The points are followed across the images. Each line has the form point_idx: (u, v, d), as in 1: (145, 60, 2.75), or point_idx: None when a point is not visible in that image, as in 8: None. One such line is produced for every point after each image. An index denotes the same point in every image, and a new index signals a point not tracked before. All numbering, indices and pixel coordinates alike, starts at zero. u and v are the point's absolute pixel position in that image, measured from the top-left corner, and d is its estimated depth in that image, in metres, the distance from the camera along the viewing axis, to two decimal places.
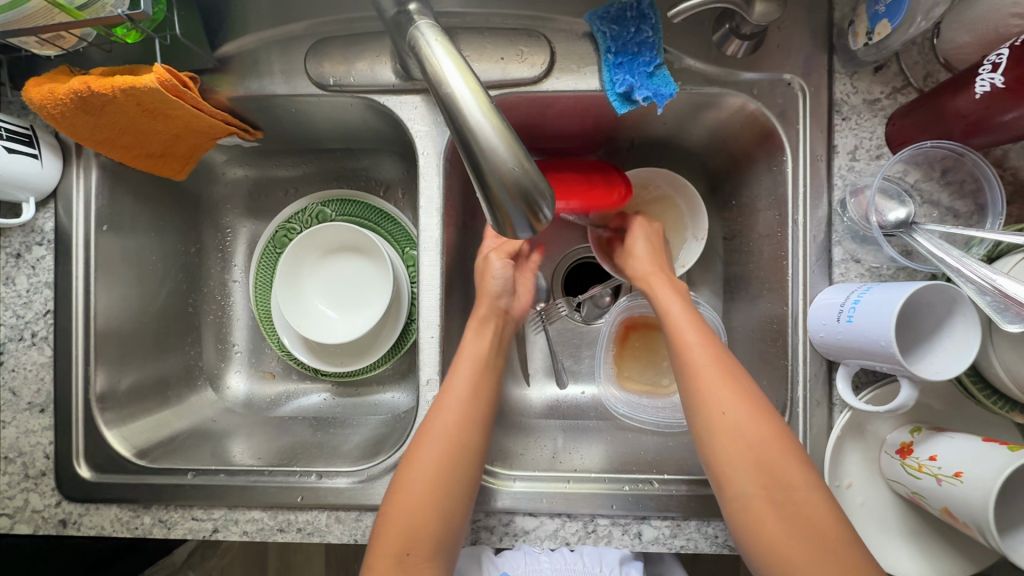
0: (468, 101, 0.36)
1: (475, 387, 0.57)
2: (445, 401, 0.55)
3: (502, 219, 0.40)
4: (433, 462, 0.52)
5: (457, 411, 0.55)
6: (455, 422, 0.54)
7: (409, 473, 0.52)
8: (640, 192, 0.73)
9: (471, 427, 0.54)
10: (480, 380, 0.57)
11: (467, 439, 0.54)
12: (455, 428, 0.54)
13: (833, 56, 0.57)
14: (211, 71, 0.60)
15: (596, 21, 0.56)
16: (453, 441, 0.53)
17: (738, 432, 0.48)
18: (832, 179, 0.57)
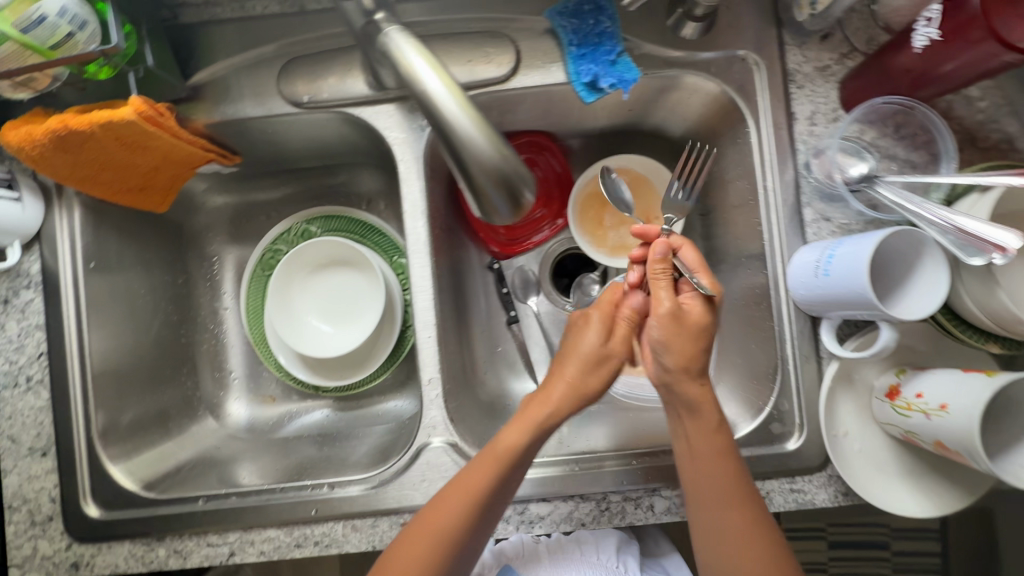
0: (443, 97, 0.38)
1: (501, 480, 0.54)
2: (451, 489, 0.54)
3: (485, 208, 0.42)
4: (423, 563, 0.52)
5: (454, 506, 0.53)
6: (450, 519, 0.53)
7: (396, 561, 0.53)
8: (624, 176, 0.75)
9: (468, 524, 0.53)
10: (490, 476, 0.53)
11: (459, 537, 0.53)
12: (450, 534, 0.53)
13: (782, 30, 0.61)
14: (186, 99, 0.61)
15: (556, 17, 0.59)
16: (444, 548, 0.52)
17: (712, 514, 0.53)
18: (795, 144, 0.60)
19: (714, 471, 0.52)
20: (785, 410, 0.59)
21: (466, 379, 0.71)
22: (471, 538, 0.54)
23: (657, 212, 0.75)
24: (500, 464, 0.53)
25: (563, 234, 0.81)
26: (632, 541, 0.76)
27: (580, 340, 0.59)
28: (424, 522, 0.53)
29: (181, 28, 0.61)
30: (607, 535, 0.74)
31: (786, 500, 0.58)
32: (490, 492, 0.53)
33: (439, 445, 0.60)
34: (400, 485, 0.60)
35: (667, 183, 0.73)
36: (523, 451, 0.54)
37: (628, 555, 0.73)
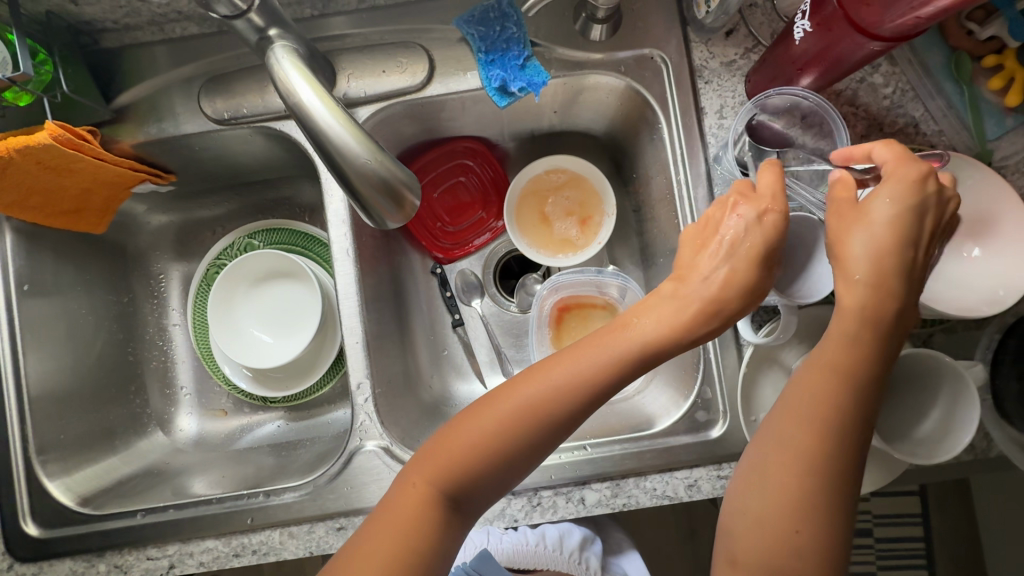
0: (316, 106, 0.39)
1: (589, 383, 0.46)
2: (517, 387, 0.47)
3: (372, 213, 0.43)
4: (471, 452, 0.46)
5: (511, 407, 0.46)
6: (505, 422, 0.46)
7: (449, 437, 0.47)
8: (550, 178, 0.76)
9: (523, 440, 0.46)
10: (567, 391, 0.45)
11: (506, 453, 0.46)
12: (510, 427, 0.46)
13: (687, 28, 0.62)
14: (109, 122, 0.63)
15: (463, 26, 0.61)
16: (505, 439, 0.46)
17: (787, 460, 0.41)
18: (705, 137, 0.61)
19: (833, 397, 0.42)
20: (709, 398, 0.60)
21: (407, 383, 0.72)
22: (514, 462, 0.46)
23: (593, 209, 0.76)
24: (581, 382, 0.46)
25: (502, 236, 0.82)
26: (598, 539, 0.76)
27: (728, 234, 0.47)
28: (475, 416, 0.47)
29: (102, 53, 0.62)
30: (570, 530, 0.74)
31: (714, 487, 0.59)
32: (591, 381, 0.46)
33: (372, 448, 0.61)
34: (334, 490, 0.60)
35: (600, 181, 0.75)
36: (660, 348, 0.46)
37: (589, 551, 0.73)
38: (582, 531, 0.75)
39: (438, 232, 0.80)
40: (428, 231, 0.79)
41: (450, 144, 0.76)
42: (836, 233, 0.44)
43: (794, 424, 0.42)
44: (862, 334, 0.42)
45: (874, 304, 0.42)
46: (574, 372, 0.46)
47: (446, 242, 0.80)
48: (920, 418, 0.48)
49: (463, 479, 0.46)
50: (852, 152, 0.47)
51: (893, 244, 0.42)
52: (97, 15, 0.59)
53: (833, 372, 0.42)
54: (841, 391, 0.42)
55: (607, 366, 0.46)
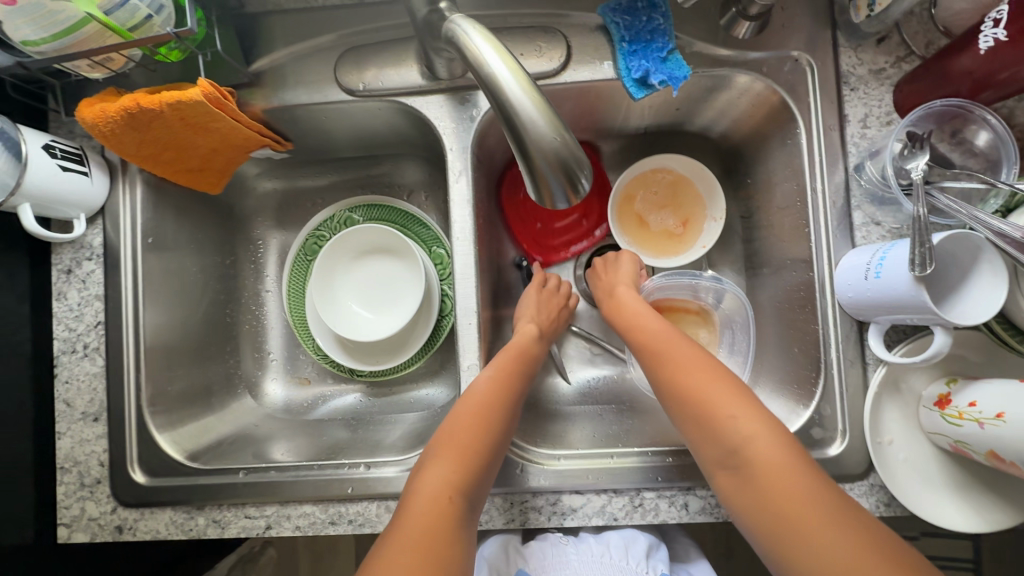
0: (508, 80, 0.39)
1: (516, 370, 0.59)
2: (473, 394, 0.56)
3: (542, 191, 0.42)
4: (464, 441, 0.52)
5: (481, 403, 0.55)
6: (479, 417, 0.54)
7: (439, 447, 0.53)
8: (639, 185, 0.74)
9: (488, 428, 0.54)
10: (508, 380, 0.58)
11: (483, 438, 0.53)
12: (484, 404, 0.55)
13: (836, 32, 0.60)
14: (247, 85, 0.64)
15: (609, 13, 0.59)
16: (475, 420, 0.54)
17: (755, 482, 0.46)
18: (847, 147, 0.59)
19: (731, 388, 0.50)
20: (827, 415, 0.58)
21: None
22: (493, 449, 0.54)
23: (698, 212, 0.74)
24: (502, 378, 0.58)
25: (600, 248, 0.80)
26: (662, 545, 0.73)
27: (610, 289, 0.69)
28: (449, 429, 0.54)
29: (246, 16, 0.63)
30: (635, 539, 0.70)
31: None
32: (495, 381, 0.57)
33: None
34: None
35: (709, 182, 0.72)
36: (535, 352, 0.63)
37: (655, 558, 0.70)
38: (648, 538, 0.71)
39: (539, 234, 0.79)
40: (529, 232, 0.79)
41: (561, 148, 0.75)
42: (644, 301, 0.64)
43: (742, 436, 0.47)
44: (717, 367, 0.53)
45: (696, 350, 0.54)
46: (506, 368, 0.59)
47: (546, 245, 0.80)
48: None
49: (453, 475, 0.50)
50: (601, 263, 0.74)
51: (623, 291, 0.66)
52: None
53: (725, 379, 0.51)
54: (743, 395, 0.49)
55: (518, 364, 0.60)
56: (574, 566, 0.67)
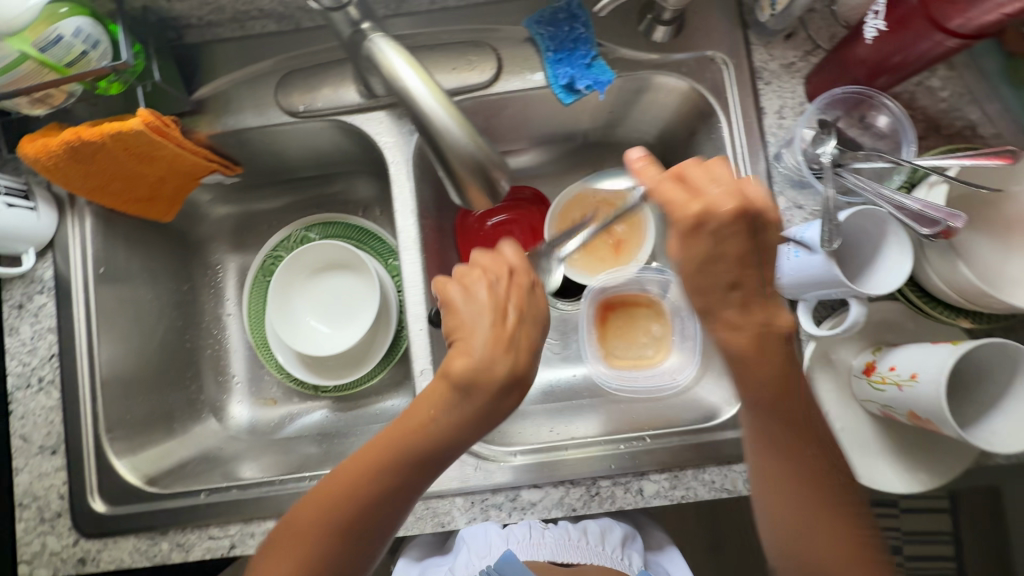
0: (421, 90, 0.42)
1: (477, 404, 0.49)
2: (376, 446, 0.51)
3: (465, 194, 0.45)
4: (379, 452, 0.51)
5: (371, 461, 0.50)
6: (375, 486, 0.50)
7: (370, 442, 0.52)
8: (573, 208, 0.78)
9: (369, 503, 0.50)
10: (415, 446, 0.50)
11: (361, 511, 0.50)
12: (410, 432, 0.50)
13: (748, 32, 0.64)
14: (190, 113, 0.65)
15: (533, 26, 0.63)
16: (403, 444, 0.50)
17: (784, 505, 0.47)
18: (765, 137, 0.63)
19: (784, 406, 0.47)
20: None
21: None
22: (379, 522, 0.51)
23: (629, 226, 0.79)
24: (415, 439, 0.50)
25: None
26: (637, 534, 0.78)
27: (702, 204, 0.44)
28: (336, 477, 0.51)
29: (187, 48, 0.66)
30: (611, 527, 0.75)
31: None
32: (450, 411, 0.50)
33: None
34: None
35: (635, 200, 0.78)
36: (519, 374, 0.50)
37: (631, 548, 0.75)
38: (623, 529, 0.76)
39: None
40: None
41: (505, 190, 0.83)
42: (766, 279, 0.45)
43: (776, 468, 0.47)
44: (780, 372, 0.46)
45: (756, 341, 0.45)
46: (424, 424, 0.50)
47: None
48: (994, 411, 0.47)
49: (326, 541, 0.50)
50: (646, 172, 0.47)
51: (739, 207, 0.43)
52: (185, 11, 0.62)
53: (779, 402, 0.46)
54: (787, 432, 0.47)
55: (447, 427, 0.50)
56: (552, 548, 0.71)
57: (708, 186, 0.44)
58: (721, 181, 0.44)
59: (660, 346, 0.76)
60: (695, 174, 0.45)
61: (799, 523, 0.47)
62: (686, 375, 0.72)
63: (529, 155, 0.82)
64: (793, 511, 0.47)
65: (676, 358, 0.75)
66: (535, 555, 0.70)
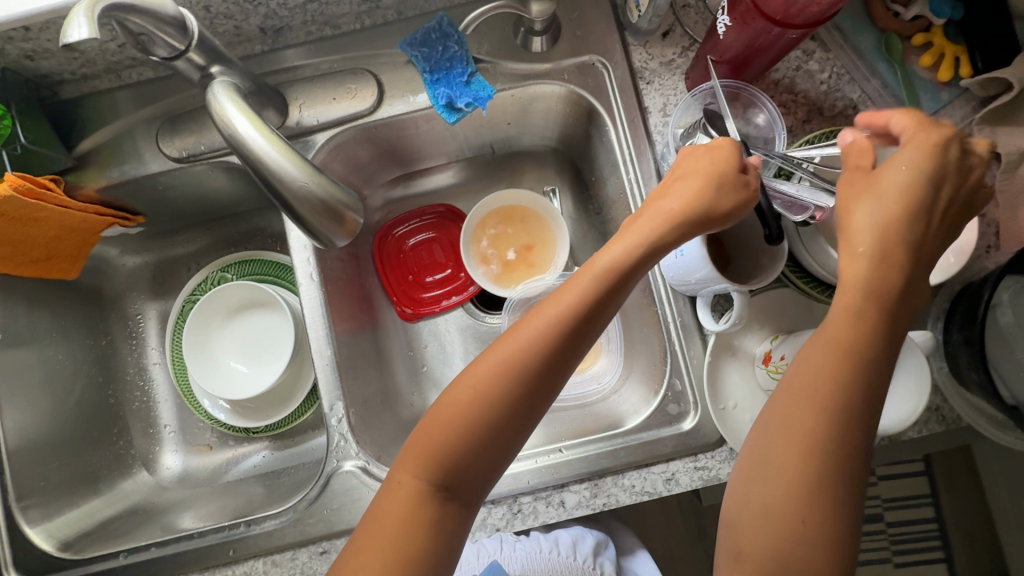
0: (251, 135, 0.41)
1: (595, 301, 0.45)
2: (517, 331, 0.46)
3: (319, 235, 0.44)
4: (499, 364, 0.45)
5: (487, 378, 0.45)
6: (508, 365, 0.44)
7: (484, 355, 0.46)
8: (486, 225, 0.78)
9: (526, 387, 0.45)
10: (579, 308, 0.45)
11: (516, 396, 0.45)
12: (529, 343, 0.44)
13: (624, 33, 0.64)
14: (72, 170, 0.64)
15: (407, 48, 0.62)
16: (517, 357, 0.44)
17: (792, 437, 0.39)
18: (651, 136, 0.62)
19: (837, 363, 0.39)
20: (679, 391, 0.61)
21: (386, 402, 0.72)
22: (511, 423, 0.45)
23: (539, 234, 0.77)
24: (582, 295, 0.45)
25: (471, 303, 0.82)
26: (610, 543, 0.78)
27: (896, 176, 0.41)
28: (481, 363, 0.46)
29: (64, 106, 0.65)
30: (584, 536, 0.74)
31: (693, 479, 0.58)
32: (568, 311, 0.45)
33: (349, 469, 0.61)
34: (314, 514, 0.60)
35: (541, 208, 0.77)
36: (626, 270, 0.46)
37: (604, 556, 0.74)
38: (595, 537, 0.76)
39: (409, 287, 0.81)
40: (400, 285, 0.81)
41: (419, 211, 0.82)
42: (892, 278, 0.40)
43: (815, 360, 0.40)
44: (874, 331, 0.40)
45: (879, 267, 0.40)
46: (596, 273, 0.46)
47: (416, 298, 0.81)
48: None
49: (478, 448, 0.45)
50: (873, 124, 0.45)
51: (902, 205, 0.41)
52: (54, 68, 0.62)
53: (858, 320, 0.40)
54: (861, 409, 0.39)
55: (632, 261, 0.46)
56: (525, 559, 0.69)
57: (891, 168, 0.42)
58: (919, 166, 0.41)
59: (590, 350, 0.75)
60: (895, 122, 0.44)
61: (787, 463, 0.39)
62: (611, 379, 0.73)
63: (440, 173, 0.82)
64: (777, 456, 0.40)
65: (605, 361, 0.74)
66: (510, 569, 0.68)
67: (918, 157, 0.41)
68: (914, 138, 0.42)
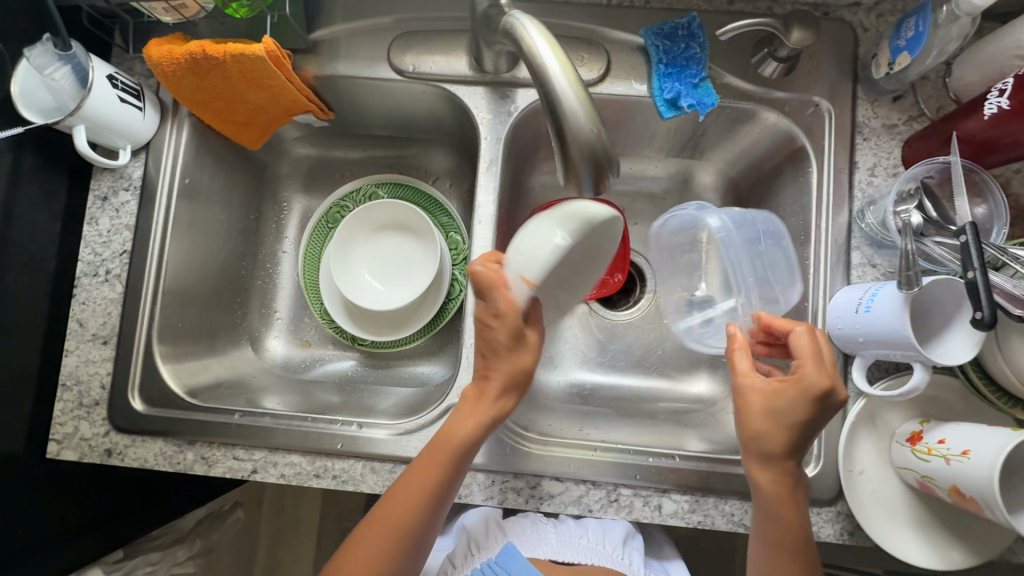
0: (557, 71, 0.43)
1: (451, 459, 0.56)
2: (405, 485, 0.56)
3: (572, 179, 0.46)
4: (397, 517, 0.55)
5: (390, 523, 0.55)
6: (405, 516, 0.55)
7: (386, 508, 0.56)
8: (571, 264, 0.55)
9: (416, 529, 0.55)
10: (447, 465, 0.56)
11: (410, 538, 0.55)
12: (415, 498, 0.55)
13: (857, 85, 0.65)
14: (303, 52, 0.68)
15: (650, 36, 0.64)
16: (412, 509, 0.55)
17: None
18: (853, 191, 0.63)
19: (423, 515, 0.56)
20: None
21: None
22: (407, 563, 0.56)
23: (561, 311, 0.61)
24: (448, 460, 0.56)
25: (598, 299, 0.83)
26: (637, 535, 0.82)
27: (778, 424, 0.52)
28: (380, 514, 0.56)
29: None
30: (614, 527, 0.79)
31: None
32: (444, 468, 0.56)
33: None
34: (424, 437, 0.63)
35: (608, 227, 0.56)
36: (472, 437, 0.57)
37: (632, 546, 0.78)
38: (625, 528, 0.80)
39: None
40: None
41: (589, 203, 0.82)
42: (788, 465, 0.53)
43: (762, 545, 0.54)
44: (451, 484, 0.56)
45: (767, 450, 0.52)
46: (449, 442, 0.56)
47: None
48: None
49: (397, 558, 0.55)
50: (805, 364, 0.52)
51: (792, 439, 0.52)
52: None
53: (441, 492, 0.56)
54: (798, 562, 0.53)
55: (477, 431, 0.57)
56: (552, 547, 0.76)
57: (782, 401, 0.52)
58: (804, 408, 0.51)
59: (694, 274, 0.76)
60: (802, 373, 0.52)
61: None
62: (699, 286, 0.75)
63: None
64: None
65: (706, 387, 0.79)
66: (536, 550, 0.76)
67: (793, 421, 0.52)
68: (805, 394, 0.51)
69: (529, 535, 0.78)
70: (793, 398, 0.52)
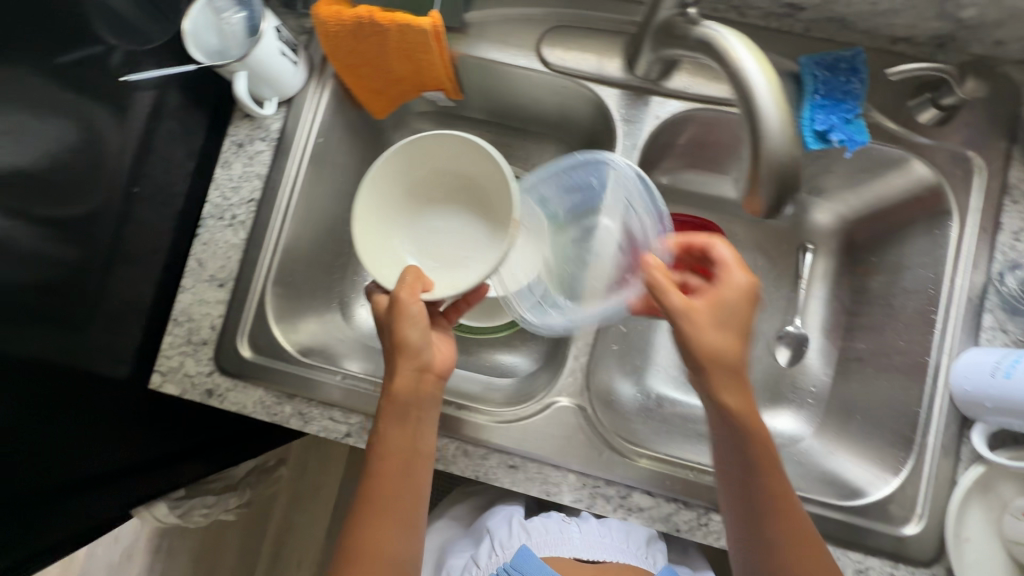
0: (761, 86, 0.42)
1: (387, 472, 0.56)
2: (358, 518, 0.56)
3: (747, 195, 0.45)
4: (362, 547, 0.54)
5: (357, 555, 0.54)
6: (367, 540, 0.55)
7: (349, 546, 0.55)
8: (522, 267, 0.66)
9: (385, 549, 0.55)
10: (386, 476, 0.56)
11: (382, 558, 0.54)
12: (373, 521, 0.55)
13: (1012, 146, 0.63)
14: (456, 32, 0.68)
15: (810, 65, 0.62)
16: (370, 532, 0.55)
17: None
18: (994, 253, 0.62)
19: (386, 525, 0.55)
20: (909, 496, 0.60)
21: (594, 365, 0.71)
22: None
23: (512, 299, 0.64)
24: (385, 466, 0.56)
25: None
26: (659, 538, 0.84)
27: (717, 342, 0.52)
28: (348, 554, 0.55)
29: None
30: (636, 528, 0.82)
31: None
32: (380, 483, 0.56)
33: (567, 406, 0.64)
34: (522, 430, 0.63)
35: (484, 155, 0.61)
36: (390, 436, 0.57)
37: (654, 548, 0.81)
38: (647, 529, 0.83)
39: None
40: None
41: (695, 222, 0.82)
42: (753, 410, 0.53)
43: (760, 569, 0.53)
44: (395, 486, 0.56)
45: (729, 374, 0.53)
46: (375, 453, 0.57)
47: None
48: None
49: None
50: (734, 270, 0.55)
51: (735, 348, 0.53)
52: None
53: (390, 496, 0.56)
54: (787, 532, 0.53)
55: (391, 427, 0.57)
56: (576, 547, 0.78)
57: (710, 330, 0.52)
58: (743, 316, 0.54)
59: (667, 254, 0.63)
60: (730, 274, 0.55)
61: None
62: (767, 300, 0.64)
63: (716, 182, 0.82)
64: None
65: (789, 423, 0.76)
66: (560, 551, 0.77)
67: (740, 327, 0.54)
68: (742, 293, 0.54)
69: (552, 534, 0.79)
70: (736, 305, 0.54)
